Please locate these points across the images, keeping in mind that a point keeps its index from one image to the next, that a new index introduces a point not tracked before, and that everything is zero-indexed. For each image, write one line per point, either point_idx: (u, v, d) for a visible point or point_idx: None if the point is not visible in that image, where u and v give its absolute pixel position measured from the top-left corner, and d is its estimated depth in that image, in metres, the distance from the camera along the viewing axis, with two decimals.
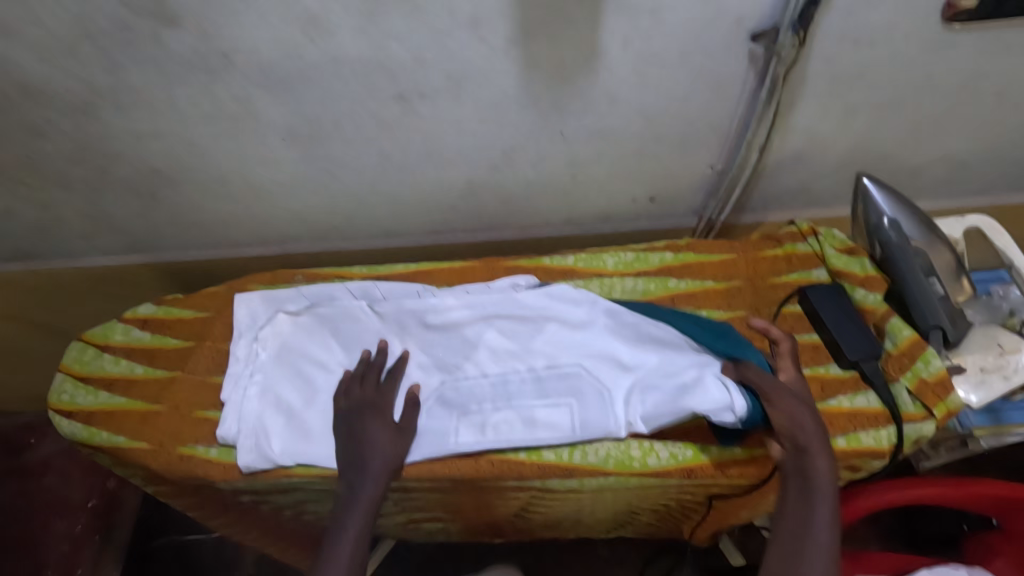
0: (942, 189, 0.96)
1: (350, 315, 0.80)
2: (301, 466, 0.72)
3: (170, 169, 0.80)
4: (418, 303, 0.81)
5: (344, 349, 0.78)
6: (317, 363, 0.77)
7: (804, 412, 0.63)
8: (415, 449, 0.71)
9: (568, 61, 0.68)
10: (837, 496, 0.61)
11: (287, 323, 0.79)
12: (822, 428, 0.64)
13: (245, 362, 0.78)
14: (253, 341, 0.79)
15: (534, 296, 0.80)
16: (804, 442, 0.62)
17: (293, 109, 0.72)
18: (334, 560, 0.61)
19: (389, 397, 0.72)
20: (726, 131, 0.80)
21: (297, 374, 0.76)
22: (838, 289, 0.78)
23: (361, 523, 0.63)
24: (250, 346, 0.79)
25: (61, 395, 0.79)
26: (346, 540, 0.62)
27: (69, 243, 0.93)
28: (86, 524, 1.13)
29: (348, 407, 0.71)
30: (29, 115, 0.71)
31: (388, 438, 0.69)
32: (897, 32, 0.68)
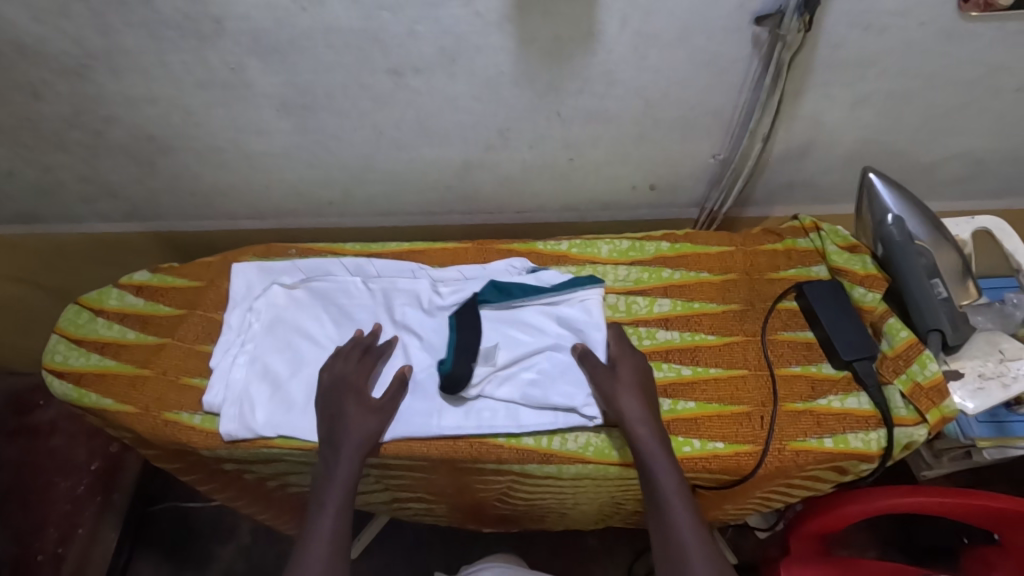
0: (958, 190, 0.93)
1: (347, 292, 0.80)
2: (282, 438, 0.72)
3: (166, 136, 0.81)
4: (410, 283, 0.80)
5: (335, 327, 0.78)
6: (308, 338, 0.77)
7: (627, 394, 0.68)
8: (395, 424, 0.70)
9: (563, 38, 0.66)
10: (671, 463, 0.65)
11: (282, 296, 0.79)
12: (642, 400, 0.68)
13: (238, 332, 0.79)
14: (247, 311, 0.80)
15: (527, 282, 0.80)
16: (644, 457, 0.65)
17: (286, 79, 0.72)
18: (316, 538, 0.62)
19: (370, 372, 0.72)
20: (729, 117, 0.78)
21: (290, 347, 0.77)
22: (837, 286, 0.76)
23: (340, 500, 0.64)
24: (243, 316, 0.80)
25: (54, 355, 0.79)
26: (328, 516, 0.64)
27: (73, 208, 0.94)
28: (89, 485, 1.16)
29: (330, 381, 0.71)
30: (27, 76, 0.72)
31: (361, 414, 0.69)
32: (908, 19, 0.66)
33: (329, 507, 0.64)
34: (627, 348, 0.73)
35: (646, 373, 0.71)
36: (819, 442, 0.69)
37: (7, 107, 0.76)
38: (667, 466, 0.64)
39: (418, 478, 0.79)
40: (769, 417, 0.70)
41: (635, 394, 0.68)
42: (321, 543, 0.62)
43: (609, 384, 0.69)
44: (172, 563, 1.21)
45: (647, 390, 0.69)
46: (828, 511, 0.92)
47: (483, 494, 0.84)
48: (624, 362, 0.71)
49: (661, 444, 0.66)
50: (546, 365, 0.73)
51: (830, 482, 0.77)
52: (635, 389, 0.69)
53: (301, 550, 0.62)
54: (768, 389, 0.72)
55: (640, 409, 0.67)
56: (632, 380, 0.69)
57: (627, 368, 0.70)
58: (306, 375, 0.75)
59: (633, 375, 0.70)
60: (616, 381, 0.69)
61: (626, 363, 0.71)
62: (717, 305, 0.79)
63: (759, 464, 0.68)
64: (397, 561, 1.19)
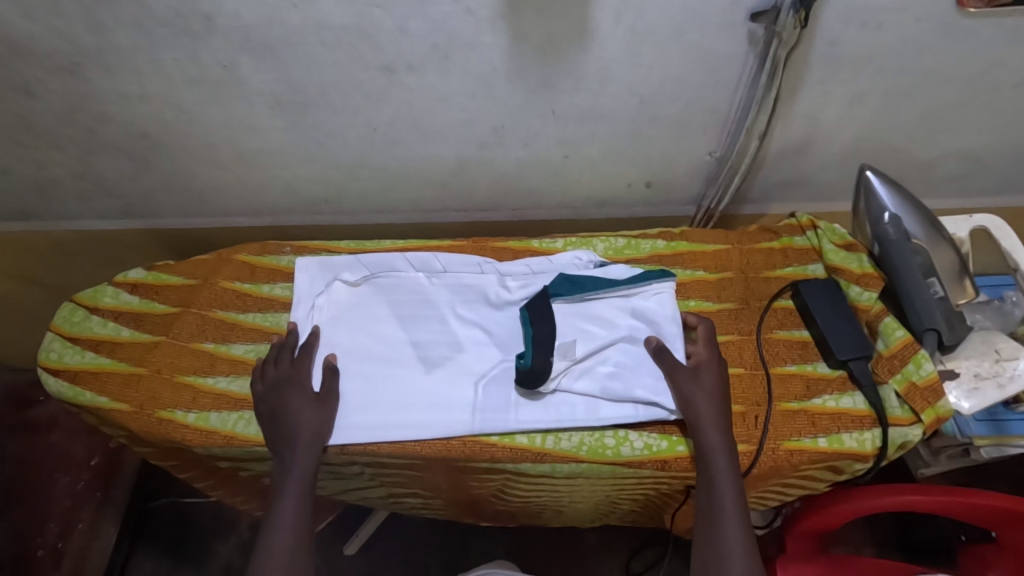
0: (956, 188, 0.92)
1: (411, 287, 0.80)
2: None
3: (160, 134, 0.80)
4: (477, 278, 0.80)
5: (403, 323, 0.78)
6: (378, 335, 0.77)
7: (699, 394, 0.67)
8: (340, 415, 0.71)
9: (556, 36, 0.66)
10: (733, 470, 0.64)
11: (345, 292, 0.79)
12: (717, 404, 0.67)
13: (303, 326, 0.78)
14: (311, 307, 0.79)
15: (596, 276, 0.79)
16: (708, 460, 0.64)
17: (279, 77, 0.71)
18: (276, 528, 0.64)
19: (305, 367, 0.72)
20: (725, 115, 0.77)
21: (357, 345, 0.76)
22: (833, 285, 0.76)
23: (299, 494, 0.65)
24: (308, 312, 0.80)
25: (49, 352, 0.80)
26: (288, 508, 0.65)
27: (67, 205, 0.94)
28: (87, 482, 1.17)
29: (265, 385, 0.71)
30: (20, 74, 0.71)
31: (309, 408, 0.70)
32: (904, 15, 0.65)
33: (286, 501, 0.65)
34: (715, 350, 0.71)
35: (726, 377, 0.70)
36: (813, 442, 0.68)
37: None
38: (728, 472, 0.63)
39: (413, 475, 0.79)
40: (764, 416, 0.70)
41: (710, 398, 0.67)
42: (284, 538, 0.63)
43: (686, 384, 0.68)
44: (171, 559, 1.22)
45: (724, 396, 0.68)
46: (823, 509, 0.92)
47: (479, 492, 0.85)
48: (710, 365, 0.70)
49: (729, 449, 0.65)
50: (621, 359, 0.72)
51: (826, 481, 0.77)
52: (713, 393, 0.68)
53: (264, 546, 0.63)
54: (763, 388, 0.72)
55: (714, 413, 0.66)
56: (711, 383, 0.68)
57: (710, 372, 0.69)
58: (369, 373, 0.74)
59: (715, 378, 0.69)
60: (693, 382, 0.68)
61: (713, 366, 0.70)
62: (713, 304, 0.78)
63: (753, 463, 0.68)
64: (395, 557, 1.19)
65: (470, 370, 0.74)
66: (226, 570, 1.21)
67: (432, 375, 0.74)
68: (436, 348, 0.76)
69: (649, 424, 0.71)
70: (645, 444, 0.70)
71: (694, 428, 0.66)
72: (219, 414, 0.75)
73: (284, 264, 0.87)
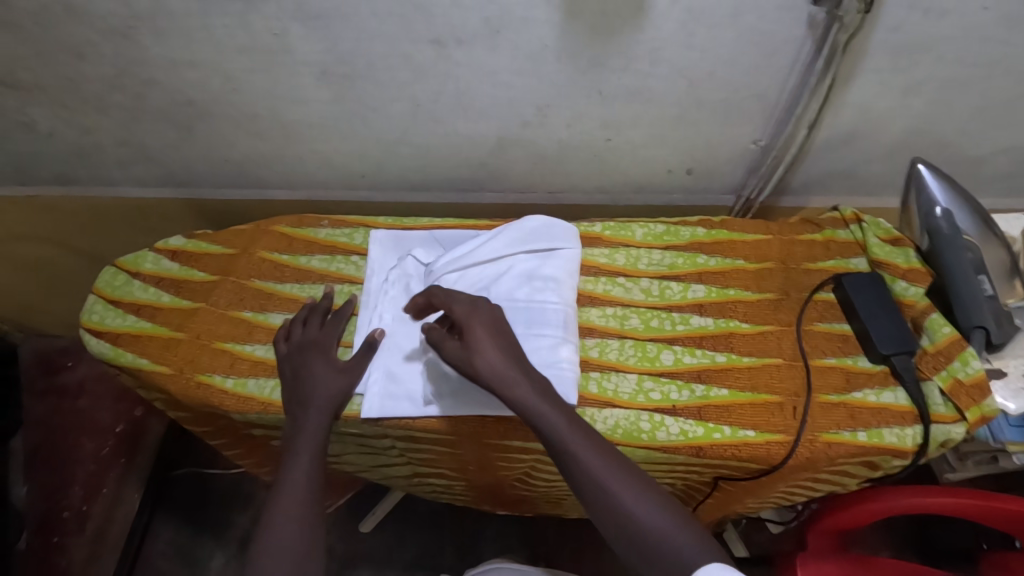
0: (1003, 187, 0.91)
1: None
2: (352, 407, 0.72)
3: (206, 102, 0.81)
4: None
5: None
6: None
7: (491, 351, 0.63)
8: (365, 383, 0.72)
9: (611, 13, 0.65)
10: (559, 412, 0.61)
11: (418, 266, 0.81)
12: (505, 353, 0.63)
13: (375, 297, 0.80)
14: (384, 280, 0.81)
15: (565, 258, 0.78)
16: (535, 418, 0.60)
17: (328, 47, 0.71)
18: (288, 483, 0.63)
19: (331, 336, 0.74)
20: (774, 102, 0.76)
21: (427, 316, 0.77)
22: (879, 279, 0.74)
23: (308, 447, 0.65)
24: (380, 284, 0.81)
25: (91, 315, 0.81)
26: (297, 467, 0.64)
27: (109, 171, 0.95)
28: (113, 447, 1.19)
29: (291, 347, 0.73)
30: (73, 37, 0.72)
31: (330, 373, 0.70)
32: (970, 3, 0.63)
33: (298, 458, 0.65)
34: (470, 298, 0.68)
35: (497, 319, 0.66)
36: (853, 436, 0.68)
37: (51, 67, 0.76)
38: (558, 419, 0.60)
39: (443, 453, 0.79)
40: (802, 408, 0.69)
41: (498, 348, 0.64)
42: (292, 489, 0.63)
43: (467, 360, 0.63)
44: (191, 525, 1.23)
45: (506, 340, 0.65)
46: (845, 509, 0.90)
47: (504, 475, 0.85)
48: (480, 319, 0.65)
49: (542, 393, 0.62)
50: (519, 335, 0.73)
51: (858, 477, 0.76)
52: (491, 341, 0.64)
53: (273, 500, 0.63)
54: (802, 379, 0.71)
55: (509, 365, 0.63)
56: (488, 336, 0.64)
57: (481, 324, 0.65)
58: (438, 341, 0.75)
59: (486, 329, 0.65)
60: (472, 346, 0.63)
61: (480, 318, 0.65)
62: (753, 293, 0.78)
63: (790, 454, 0.67)
64: (410, 535, 1.20)
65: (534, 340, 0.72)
66: (244, 541, 1.21)
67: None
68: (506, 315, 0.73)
69: (686, 410, 0.70)
70: (680, 430, 0.68)
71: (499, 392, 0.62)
72: (256, 380, 0.75)
73: (321, 237, 0.87)
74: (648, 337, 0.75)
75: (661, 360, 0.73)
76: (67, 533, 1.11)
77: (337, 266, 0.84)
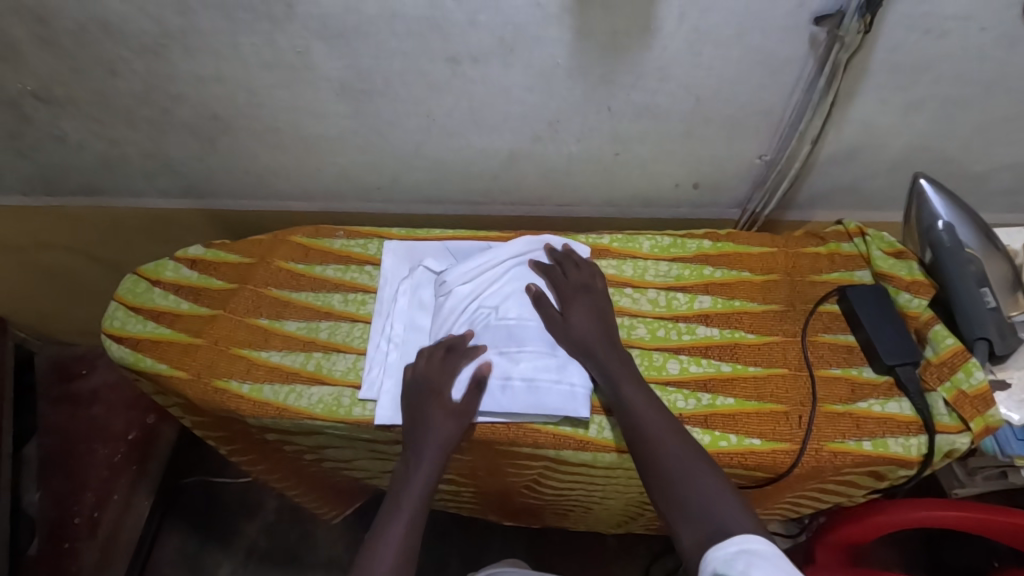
0: (1006, 202, 0.92)
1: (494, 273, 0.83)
2: (361, 413, 0.74)
3: (230, 116, 0.84)
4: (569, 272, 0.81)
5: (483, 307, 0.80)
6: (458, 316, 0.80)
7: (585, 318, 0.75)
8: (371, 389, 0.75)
9: (620, 32, 0.68)
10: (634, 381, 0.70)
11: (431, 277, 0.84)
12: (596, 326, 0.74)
13: (389, 307, 0.82)
14: (397, 289, 0.84)
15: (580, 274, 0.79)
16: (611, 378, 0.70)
17: (347, 64, 0.74)
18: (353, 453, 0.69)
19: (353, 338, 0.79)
20: (779, 118, 0.78)
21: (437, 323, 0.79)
22: (882, 291, 0.76)
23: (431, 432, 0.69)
24: (394, 293, 0.84)
25: (112, 321, 0.83)
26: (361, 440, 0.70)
27: (133, 182, 0.98)
28: (125, 454, 1.20)
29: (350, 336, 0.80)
30: (105, 53, 0.76)
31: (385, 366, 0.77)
32: (968, 23, 0.66)
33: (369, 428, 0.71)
34: (581, 280, 0.79)
35: (598, 301, 0.77)
36: (858, 445, 0.68)
37: (84, 82, 0.80)
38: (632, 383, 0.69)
39: (453, 459, 0.80)
40: (807, 417, 0.70)
41: (592, 323, 0.75)
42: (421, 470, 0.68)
43: (564, 329, 0.74)
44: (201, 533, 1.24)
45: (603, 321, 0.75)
46: (854, 521, 0.90)
47: (513, 482, 0.86)
48: (582, 297, 0.77)
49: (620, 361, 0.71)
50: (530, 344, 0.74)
51: (865, 488, 0.77)
52: (588, 318, 0.75)
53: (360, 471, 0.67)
54: (807, 389, 0.72)
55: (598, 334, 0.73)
56: (587, 316, 0.75)
57: (581, 300, 0.76)
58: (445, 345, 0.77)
59: (587, 306, 0.76)
60: (568, 317, 0.75)
61: (581, 296, 0.77)
62: (758, 305, 0.79)
63: (796, 462, 0.68)
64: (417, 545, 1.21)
65: (544, 356, 0.73)
66: (253, 550, 1.22)
67: (510, 357, 0.73)
68: (515, 331, 0.75)
69: (693, 418, 0.71)
70: None
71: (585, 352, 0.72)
72: (272, 386, 0.77)
73: (336, 247, 0.89)
74: (654, 347, 0.76)
75: (667, 369, 0.75)
76: (79, 539, 1.11)
77: (351, 276, 0.87)
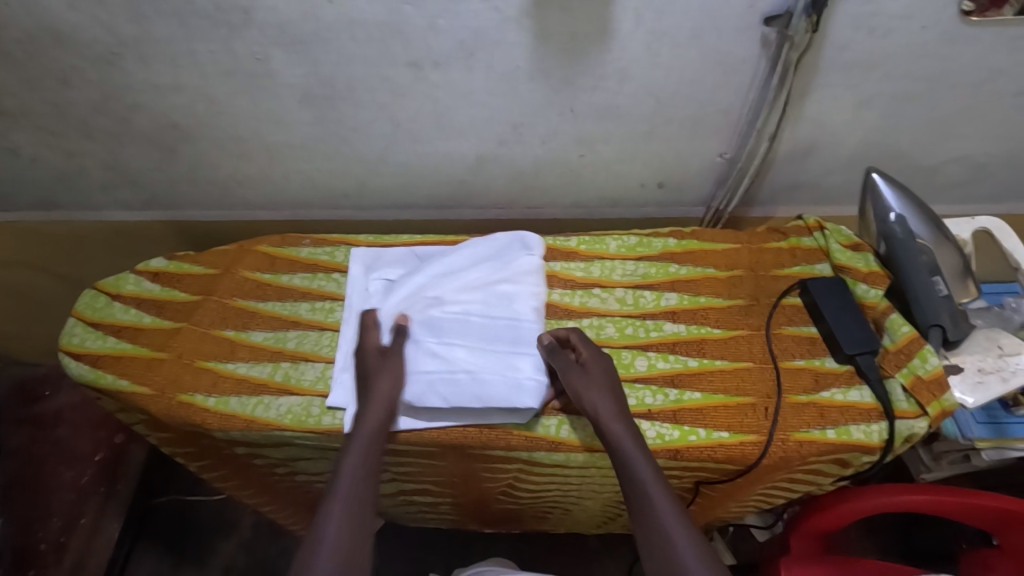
0: (956, 194, 0.96)
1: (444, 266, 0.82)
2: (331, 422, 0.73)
3: (190, 125, 0.83)
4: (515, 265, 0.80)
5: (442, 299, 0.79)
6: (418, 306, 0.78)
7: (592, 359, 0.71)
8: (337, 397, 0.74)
9: (579, 35, 0.69)
10: (631, 426, 0.66)
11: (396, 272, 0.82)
12: (599, 365, 0.70)
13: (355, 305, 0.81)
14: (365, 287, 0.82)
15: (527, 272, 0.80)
16: (604, 422, 0.65)
17: (308, 71, 0.74)
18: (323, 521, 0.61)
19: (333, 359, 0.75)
20: (737, 117, 0.80)
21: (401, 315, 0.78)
22: (841, 282, 0.78)
23: (365, 450, 0.66)
24: (361, 292, 0.83)
25: (71, 337, 0.81)
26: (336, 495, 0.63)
27: (93, 194, 0.96)
28: (92, 476, 1.17)
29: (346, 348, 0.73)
30: (57, 63, 0.74)
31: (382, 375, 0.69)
32: (910, 22, 0.68)
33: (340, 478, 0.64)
34: (609, 382, 0.69)
35: (623, 404, 0.68)
36: (822, 433, 0.70)
37: (35, 92, 0.78)
38: (626, 428, 0.65)
39: (426, 466, 0.79)
40: (773, 409, 0.72)
41: (616, 429, 0.65)
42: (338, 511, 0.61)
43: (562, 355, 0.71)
44: (173, 556, 1.21)
45: (606, 361, 0.71)
46: (822, 510, 0.91)
47: (488, 486, 0.85)
48: (604, 401, 0.67)
49: (616, 403, 0.67)
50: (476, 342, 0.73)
51: (832, 476, 0.79)
52: (609, 422, 0.65)
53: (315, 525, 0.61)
54: (772, 381, 0.74)
55: (603, 376, 0.69)
56: (589, 349, 0.72)
57: (605, 406, 0.66)
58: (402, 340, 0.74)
59: (613, 407, 0.67)
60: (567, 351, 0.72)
61: (605, 399, 0.67)
62: (723, 300, 0.81)
63: (763, 453, 0.69)
64: (397, 556, 1.19)
65: (484, 350, 0.73)
66: (228, 570, 1.19)
67: (450, 347, 0.73)
68: (459, 325, 0.74)
69: (661, 414, 0.72)
70: (657, 434, 0.70)
71: (580, 396, 0.67)
72: (239, 398, 0.76)
73: (303, 256, 0.88)
74: (623, 344, 0.77)
75: (636, 366, 0.75)
76: (46, 566, 1.07)
77: (318, 284, 0.86)
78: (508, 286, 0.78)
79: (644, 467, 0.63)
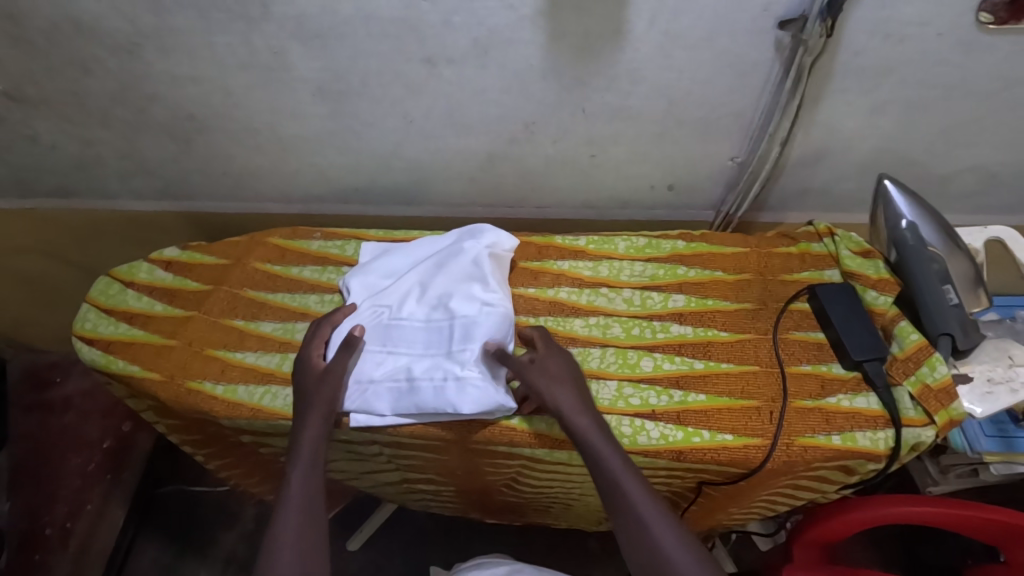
0: (969, 204, 0.95)
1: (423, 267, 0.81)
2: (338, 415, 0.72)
3: (206, 116, 0.84)
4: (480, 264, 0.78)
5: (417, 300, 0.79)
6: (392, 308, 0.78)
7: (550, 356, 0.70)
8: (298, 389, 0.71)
9: (592, 35, 0.69)
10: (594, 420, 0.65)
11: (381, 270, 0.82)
12: (558, 360, 0.70)
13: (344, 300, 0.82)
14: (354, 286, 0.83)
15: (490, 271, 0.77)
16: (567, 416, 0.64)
17: (324, 65, 0.75)
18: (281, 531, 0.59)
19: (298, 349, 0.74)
20: (749, 121, 0.80)
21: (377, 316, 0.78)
22: (851, 289, 0.78)
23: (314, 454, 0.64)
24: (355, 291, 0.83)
25: (84, 323, 0.82)
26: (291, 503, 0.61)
27: (109, 183, 0.97)
28: (99, 463, 1.18)
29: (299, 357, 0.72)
30: (78, 52, 0.75)
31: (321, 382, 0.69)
32: (926, 29, 0.68)
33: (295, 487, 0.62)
34: (566, 376, 0.68)
35: (584, 397, 0.67)
36: (827, 439, 0.70)
37: (57, 81, 0.79)
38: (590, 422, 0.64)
39: (429, 459, 0.80)
40: (778, 413, 0.71)
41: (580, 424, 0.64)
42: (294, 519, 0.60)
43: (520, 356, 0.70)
44: (175, 545, 1.21)
45: (564, 357, 0.71)
46: (826, 518, 0.91)
47: (490, 482, 0.86)
48: (564, 395, 0.66)
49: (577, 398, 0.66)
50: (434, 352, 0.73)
51: (837, 484, 0.78)
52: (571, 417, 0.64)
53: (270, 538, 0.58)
54: (778, 385, 0.74)
55: (562, 371, 0.68)
56: (546, 345, 0.71)
57: (566, 400, 0.65)
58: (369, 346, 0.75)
59: (575, 401, 0.66)
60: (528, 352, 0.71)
61: (565, 393, 0.66)
62: (731, 303, 0.80)
63: (767, 457, 0.69)
64: (397, 553, 1.19)
65: (437, 359, 0.72)
66: (229, 560, 1.19)
67: (396, 357, 0.73)
68: (422, 335, 0.74)
69: (666, 415, 0.71)
70: (661, 434, 0.70)
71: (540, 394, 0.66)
72: (246, 387, 0.76)
73: (314, 249, 0.89)
74: (629, 345, 0.77)
75: (641, 366, 0.75)
76: (50, 551, 1.08)
77: (328, 276, 0.86)
78: (471, 286, 0.76)
79: (612, 458, 0.62)
